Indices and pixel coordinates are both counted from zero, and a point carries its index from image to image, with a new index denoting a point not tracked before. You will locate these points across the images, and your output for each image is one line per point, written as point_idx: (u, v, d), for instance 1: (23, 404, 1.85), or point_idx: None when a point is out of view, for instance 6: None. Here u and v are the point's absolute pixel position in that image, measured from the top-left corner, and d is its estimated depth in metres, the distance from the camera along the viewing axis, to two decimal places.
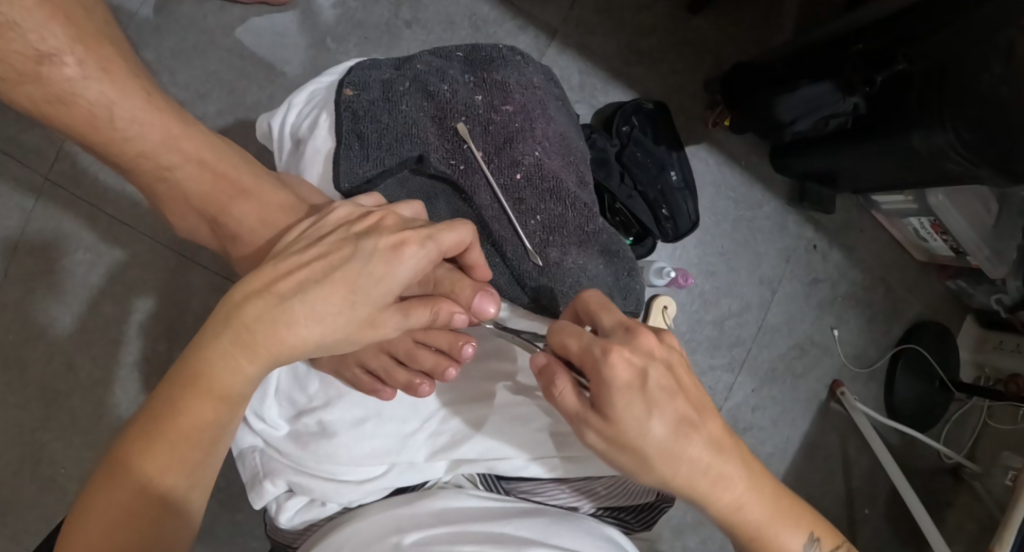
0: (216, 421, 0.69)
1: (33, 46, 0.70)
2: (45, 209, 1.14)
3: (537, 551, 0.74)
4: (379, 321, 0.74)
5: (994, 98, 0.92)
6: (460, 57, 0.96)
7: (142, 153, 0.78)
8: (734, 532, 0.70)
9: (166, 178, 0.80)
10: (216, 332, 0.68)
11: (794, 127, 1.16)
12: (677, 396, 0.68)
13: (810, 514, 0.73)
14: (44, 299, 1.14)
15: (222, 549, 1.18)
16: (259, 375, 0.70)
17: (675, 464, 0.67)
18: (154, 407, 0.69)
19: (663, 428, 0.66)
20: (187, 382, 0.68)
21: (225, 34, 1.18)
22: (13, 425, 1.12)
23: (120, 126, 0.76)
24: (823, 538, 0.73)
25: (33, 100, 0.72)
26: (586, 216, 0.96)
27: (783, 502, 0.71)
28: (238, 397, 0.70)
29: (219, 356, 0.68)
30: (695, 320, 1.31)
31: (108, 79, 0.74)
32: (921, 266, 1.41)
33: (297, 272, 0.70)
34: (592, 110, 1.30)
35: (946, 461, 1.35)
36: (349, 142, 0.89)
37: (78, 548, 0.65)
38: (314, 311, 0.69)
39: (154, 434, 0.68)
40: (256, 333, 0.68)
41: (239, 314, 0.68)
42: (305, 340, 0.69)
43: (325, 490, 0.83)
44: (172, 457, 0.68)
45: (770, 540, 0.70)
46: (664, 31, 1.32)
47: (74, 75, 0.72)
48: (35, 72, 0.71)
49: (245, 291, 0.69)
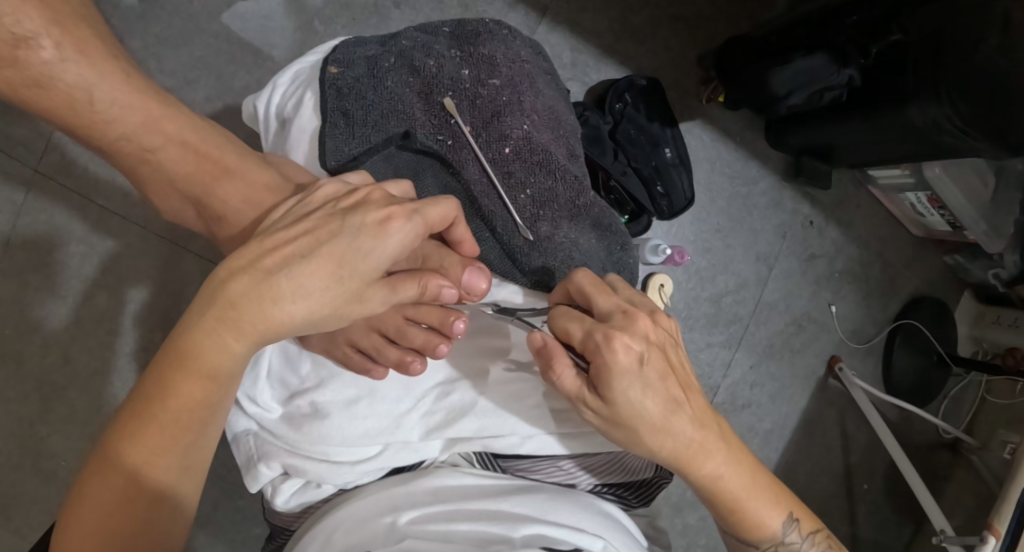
0: (206, 401, 0.69)
1: (9, 30, 0.70)
2: (35, 201, 1.13)
3: (534, 528, 0.75)
4: (366, 296, 0.73)
5: (992, 69, 0.94)
6: (445, 32, 0.96)
7: (124, 135, 0.78)
8: (714, 501, 0.72)
9: (150, 160, 0.80)
10: (202, 311, 0.68)
11: (788, 101, 1.16)
12: (668, 377, 0.70)
13: (787, 494, 0.75)
14: (34, 289, 1.13)
15: (225, 535, 1.18)
16: (247, 353, 0.70)
17: (660, 438, 0.69)
18: (142, 391, 0.68)
19: (653, 406, 0.68)
20: (174, 360, 0.68)
21: (211, 19, 1.17)
22: (11, 419, 1.11)
23: (100, 108, 0.76)
24: (803, 521, 0.74)
25: (12, 84, 0.72)
26: (577, 189, 0.95)
27: (761, 477, 0.73)
28: (228, 376, 0.70)
29: (206, 334, 0.68)
30: (692, 298, 1.30)
31: (88, 61, 0.74)
32: (918, 241, 1.39)
33: (283, 247, 0.70)
34: (584, 88, 1.29)
35: (944, 436, 1.35)
36: (334, 119, 0.90)
37: (78, 534, 0.67)
38: (301, 286, 0.69)
39: (144, 417, 0.68)
40: (242, 311, 0.68)
41: (225, 289, 0.68)
42: (293, 317, 0.69)
43: (320, 472, 0.83)
44: (162, 441, 0.68)
45: (746, 512, 0.72)
46: (656, 7, 1.31)
47: (52, 58, 0.72)
48: (13, 55, 0.71)
49: (231, 268, 0.69)
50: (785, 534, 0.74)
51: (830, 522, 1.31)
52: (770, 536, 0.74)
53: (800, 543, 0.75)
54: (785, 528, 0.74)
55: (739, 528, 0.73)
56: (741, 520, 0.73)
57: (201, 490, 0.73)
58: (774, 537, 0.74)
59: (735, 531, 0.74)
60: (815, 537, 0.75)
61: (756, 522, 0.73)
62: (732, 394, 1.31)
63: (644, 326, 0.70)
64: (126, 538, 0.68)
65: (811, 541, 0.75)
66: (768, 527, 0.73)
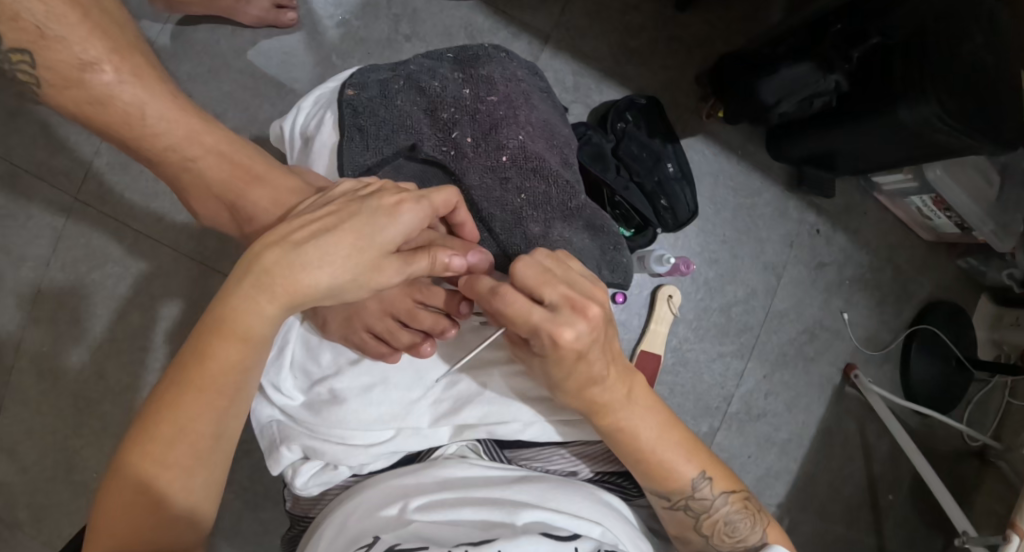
0: (241, 362, 0.74)
1: (76, 56, 0.78)
2: (77, 226, 1.22)
3: (531, 514, 0.77)
4: (384, 267, 0.80)
5: (981, 65, 1.03)
6: (450, 58, 1.03)
7: (169, 147, 0.85)
8: (625, 449, 0.80)
9: (190, 168, 0.87)
10: (238, 281, 0.74)
11: (778, 109, 1.20)
12: (601, 350, 0.77)
13: (702, 454, 0.83)
14: (79, 310, 1.21)
15: (248, 548, 1.20)
16: (279, 316, 0.76)
17: (585, 392, 0.79)
18: (183, 359, 0.73)
19: (586, 384, 0.78)
20: (212, 329, 0.73)
21: (237, 56, 1.26)
22: (51, 431, 1.19)
23: (150, 123, 0.83)
24: (715, 478, 0.82)
25: (78, 103, 0.80)
26: (569, 193, 1.00)
27: (671, 433, 0.81)
28: (261, 340, 0.75)
29: (241, 300, 0.73)
30: (701, 309, 1.32)
31: (142, 83, 0.81)
32: (930, 246, 1.38)
33: (310, 225, 0.77)
34: (587, 109, 1.34)
35: (971, 443, 1.32)
36: (351, 135, 0.97)
37: (115, 497, 0.71)
38: (327, 254, 0.76)
39: (185, 383, 0.73)
40: (275, 277, 0.74)
41: (260, 260, 0.74)
42: (319, 283, 0.75)
43: (337, 453, 0.86)
44: (200, 403, 0.73)
45: (654, 459, 0.80)
46: (654, 31, 1.36)
47: (112, 80, 0.80)
48: (78, 77, 0.79)
49: (263, 243, 0.75)
50: (697, 487, 0.81)
51: (852, 534, 1.29)
52: (679, 486, 0.81)
53: (712, 498, 0.81)
54: (696, 481, 0.81)
55: (649, 476, 0.81)
56: (651, 467, 0.80)
57: (230, 463, 0.77)
58: (685, 490, 0.81)
59: (647, 481, 0.81)
60: (730, 495, 0.82)
61: (670, 472, 0.80)
62: (747, 403, 1.31)
63: (596, 366, 0.77)
64: (170, 502, 0.72)
65: (725, 499, 0.82)
66: (680, 481, 0.80)
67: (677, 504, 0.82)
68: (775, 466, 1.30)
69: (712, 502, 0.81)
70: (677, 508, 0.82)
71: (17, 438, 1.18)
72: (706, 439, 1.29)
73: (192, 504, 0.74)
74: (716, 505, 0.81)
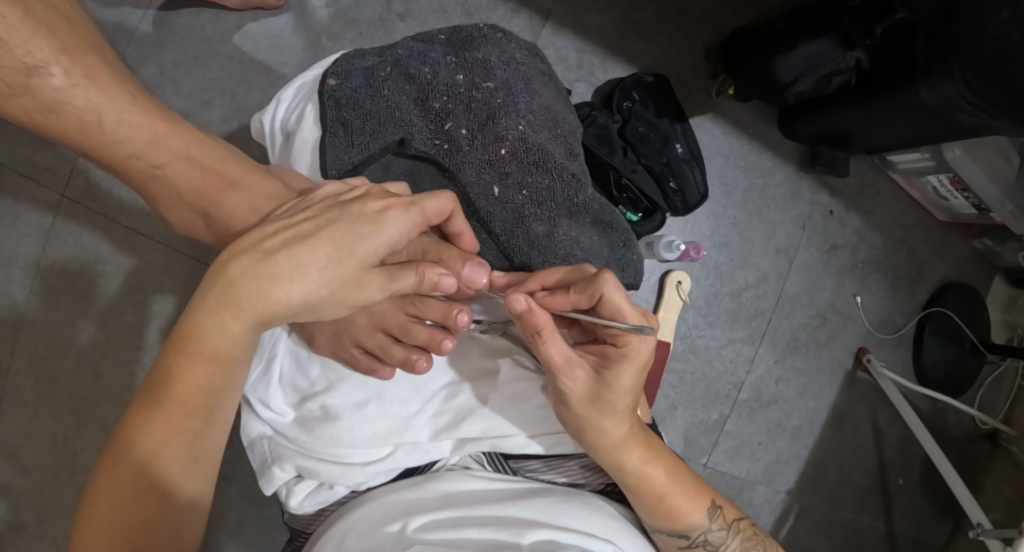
0: (208, 383, 0.71)
1: (21, 60, 0.72)
2: (65, 224, 1.19)
3: (537, 534, 0.73)
4: (365, 282, 0.75)
5: (1004, 44, 0.88)
6: (442, 39, 0.97)
7: (133, 153, 0.80)
8: (641, 497, 0.79)
9: (158, 176, 0.83)
10: (203, 294, 0.70)
11: (794, 88, 1.14)
12: (614, 387, 0.75)
13: (710, 490, 0.83)
14: (71, 311, 1.18)
15: (256, 545, 1.20)
16: (248, 334, 0.71)
17: (591, 431, 0.76)
18: (151, 382, 0.71)
19: (589, 418, 0.76)
20: (179, 348, 0.70)
21: (223, 42, 1.21)
22: (49, 434, 1.17)
23: (109, 129, 0.78)
24: (724, 508, 0.82)
25: (26, 111, 0.75)
26: (575, 187, 0.96)
27: (679, 479, 0.80)
28: (229, 358, 0.72)
29: (207, 317, 0.70)
30: (711, 295, 1.29)
31: (96, 86, 0.76)
32: (945, 225, 1.34)
33: (283, 231, 0.72)
34: (592, 88, 1.29)
35: (982, 426, 1.30)
36: (334, 129, 0.92)
37: (95, 531, 0.69)
38: (299, 266, 0.71)
39: (154, 406, 0.70)
40: (241, 290, 0.69)
41: (225, 271, 0.70)
42: (290, 298, 0.70)
43: (332, 473, 0.83)
44: (170, 427, 0.70)
45: (668, 503, 0.79)
46: (660, 4, 1.29)
47: (62, 84, 0.74)
48: (25, 84, 0.73)
49: (232, 251, 0.71)
50: (710, 522, 0.81)
51: (863, 518, 1.29)
52: (693, 525, 0.80)
53: (724, 530, 0.82)
54: (707, 518, 0.81)
55: (660, 518, 0.80)
56: (666, 510, 0.79)
57: (216, 476, 0.76)
58: (694, 530, 0.81)
59: (660, 523, 0.80)
60: (739, 524, 0.83)
61: (682, 513, 0.79)
62: (757, 391, 1.29)
63: (602, 405, 0.75)
64: (146, 529, 0.70)
65: (736, 528, 0.83)
66: (693, 520, 0.80)
67: (694, 541, 0.81)
68: (785, 452, 1.29)
69: (725, 535, 0.82)
70: (692, 545, 0.82)
71: (17, 441, 1.17)
72: (716, 427, 1.27)
73: (171, 532, 0.72)
74: (728, 538, 0.82)
